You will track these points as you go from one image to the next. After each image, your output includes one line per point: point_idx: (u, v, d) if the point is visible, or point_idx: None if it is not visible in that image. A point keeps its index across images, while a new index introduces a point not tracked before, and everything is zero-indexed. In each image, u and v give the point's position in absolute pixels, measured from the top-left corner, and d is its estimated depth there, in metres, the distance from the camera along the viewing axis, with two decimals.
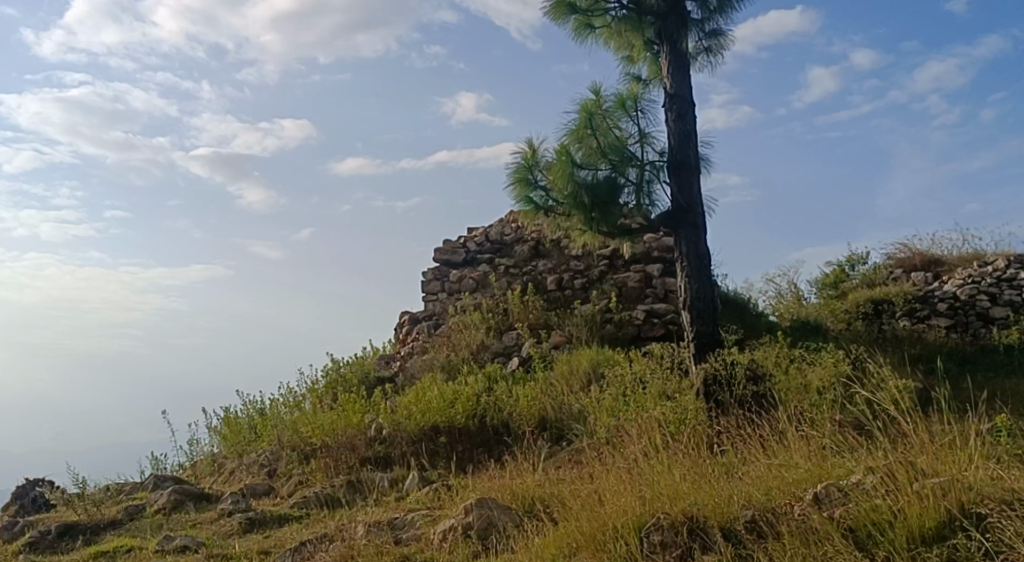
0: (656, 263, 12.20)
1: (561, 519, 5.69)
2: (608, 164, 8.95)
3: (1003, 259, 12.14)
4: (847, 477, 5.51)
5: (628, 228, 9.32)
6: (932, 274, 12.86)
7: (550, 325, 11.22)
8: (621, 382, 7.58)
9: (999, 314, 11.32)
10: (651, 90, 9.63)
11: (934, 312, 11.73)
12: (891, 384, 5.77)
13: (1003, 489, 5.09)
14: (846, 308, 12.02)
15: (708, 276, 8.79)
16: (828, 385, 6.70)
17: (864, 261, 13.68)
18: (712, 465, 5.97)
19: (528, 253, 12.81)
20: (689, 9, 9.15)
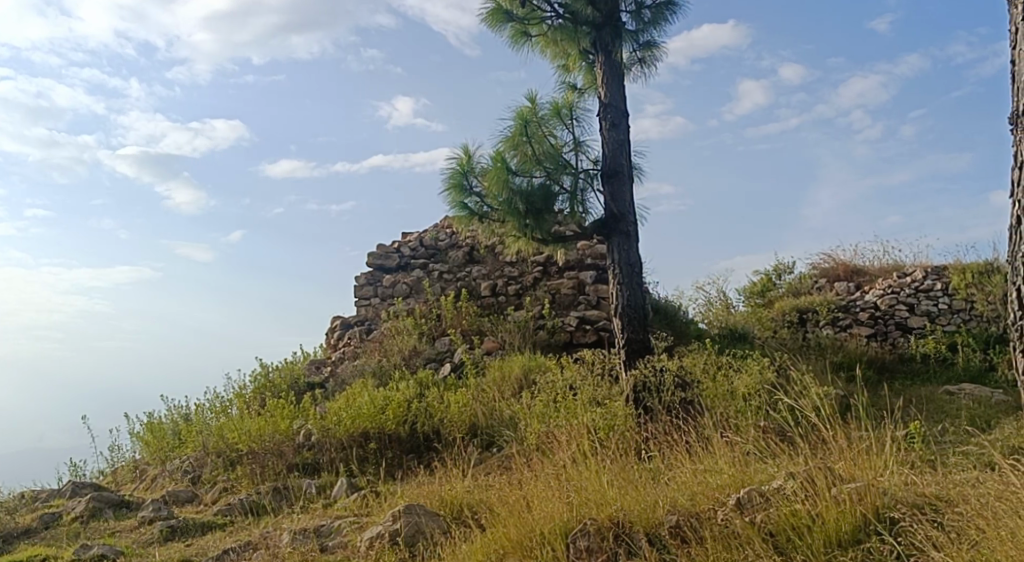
0: (589, 269, 12.29)
1: (489, 525, 5.72)
2: (542, 172, 9.00)
3: (921, 270, 12.51)
4: (769, 482, 5.65)
5: (562, 236, 9.36)
6: (854, 284, 13.23)
7: (482, 331, 11.22)
8: (552, 388, 7.59)
9: (917, 324, 11.69)
10: (586, 99, 9.72)
11: (856, 320, 12.06)
12: (813, 391, 5.90)
13: (915, 493, 5.39)
14: (772, 316, 12.30)
15: (639, 285, 8.88)
16: (754, 393, 6.72)
17: (790, 270, 13.98)
18: (639, 471, 6.05)
19: (461, 259, 12.81)
20: (623, 20, 9.28)
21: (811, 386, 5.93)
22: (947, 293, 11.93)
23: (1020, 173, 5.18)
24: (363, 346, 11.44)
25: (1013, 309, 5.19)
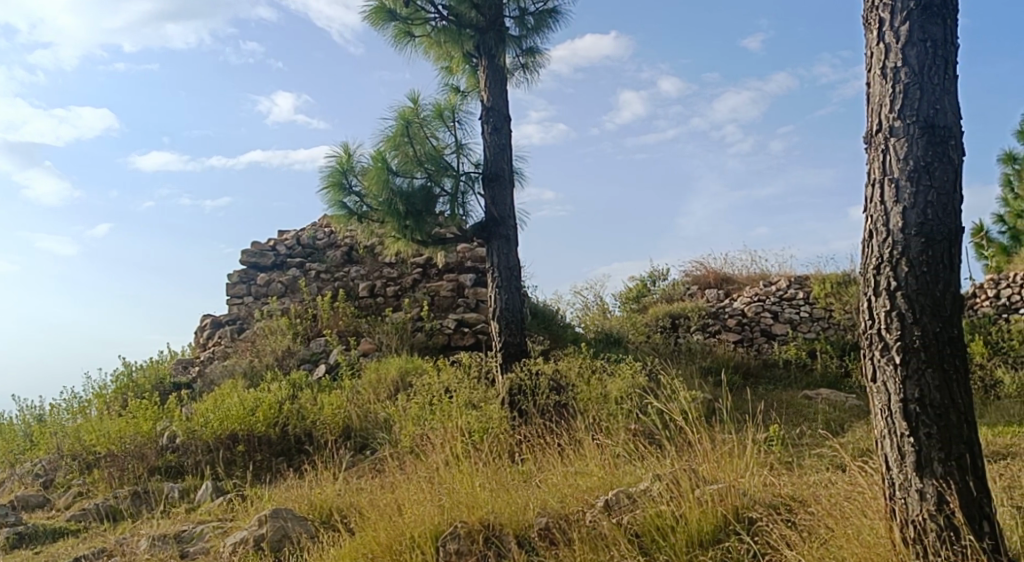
0: (469, 272, 12.44)
1: (358, 529, 5.64)
2: (423, 173, 9.00)
3: (784, 280, 13.15)
4: (636, 484, 5.76)
5: (442, 238, 9.36)
6: (723, 292, 13.75)
7: (359, 332, 11.12)
8: (428, 391, 7.56)
9: (779, 331, 12.25)
10: (468, 102, 9.83)
11: (725, 326, 12.49)
12: (681, 395, 6.05)
13: (772, 494, 5.63)
14: (647, 322, 12.57)
15: (517, 289, 8.97)
16: (625, 396, 6.98)
17: (664, 277, 14.38)
18: (511, 474, 6.07)
19: (340, 259, 12.68)
20: (507, 25, 9.40)
21: (680, 390, 6.10)
22: (807, 301, 12.62)
23: (873, 190, 5.43)
24: (234, 346, 11.16)
25: (863, 319, 5.45)
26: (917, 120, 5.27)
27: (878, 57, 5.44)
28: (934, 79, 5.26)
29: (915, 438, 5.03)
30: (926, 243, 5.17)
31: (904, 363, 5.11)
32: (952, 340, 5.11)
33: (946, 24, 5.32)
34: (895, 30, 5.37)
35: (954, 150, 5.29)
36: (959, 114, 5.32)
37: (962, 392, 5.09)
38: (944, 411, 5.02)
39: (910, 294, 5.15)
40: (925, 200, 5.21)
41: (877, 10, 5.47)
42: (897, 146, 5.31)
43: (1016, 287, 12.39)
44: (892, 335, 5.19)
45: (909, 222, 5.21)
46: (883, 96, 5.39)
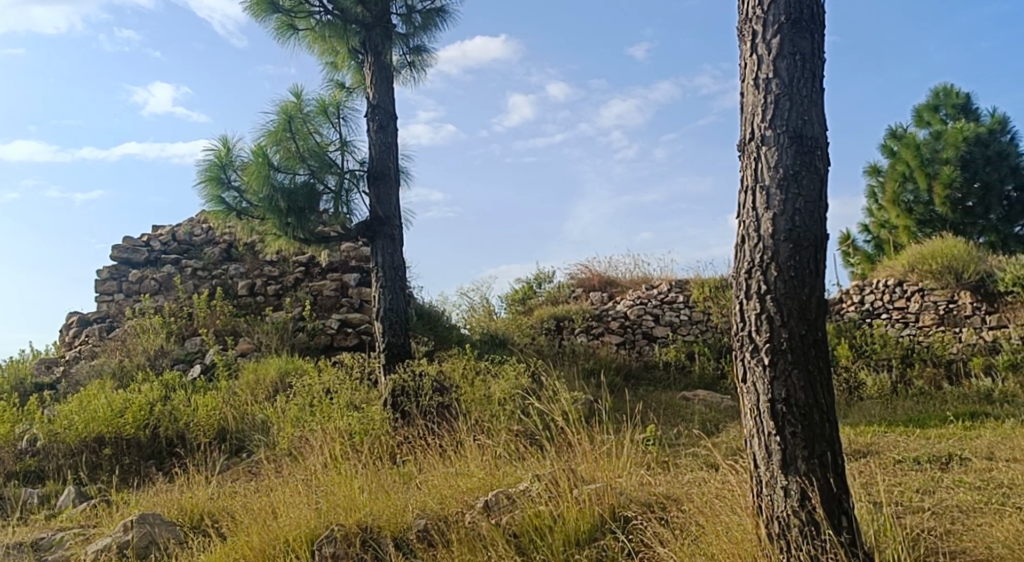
0: (353, 272, 12.49)
1: (230, 533, 5.47)
2: (306, 170, 8.93)
3: (666, 283, 13.34)
4: (516, 484, 5.77)
5: (325, 236, 9.29)
6: (607, 294, 14.03)
7: (237, 332, 10.90)
8: (308, 392, 7.39)
9: (660, 333, 12.67)
10: (353, 98, 9.79)
11: (608, 329, 12.82)
12: (562, 397, 6.10)
13: (648, 493, 5.75)
14: (531, 323, 12.69)
15: (401, 289, 8.98)
16: (509, 398, 6.98)
17: (550, 279, 14.39)
18: (391, 476, 6.01)
19: (218, 256, 12.44)
20: (394, 22, 9.54)
21: (564, 393, 6.14)
22: (688, 304, 12.90)
23: (746, 197, 5.59)
24: (102, 345, 10.74)
25: (735, 321, 5.60)
26: (787, 130, 5.46)
27: (751, 68, 5.61)
28: (803, 91, 5.46)
29: (781, 437, 5.20)
30: (794, 249, 5.36)
31: (772, 364, 5.28)
32: (817, 343, 5.31)
33: (814, 39, 5.51)
34: (767, 42, 5.55)
35: (820, 160, 5.49)
36: (825, 126, 5.54)
37: (825, 393, 5.28)
38: (808, 411, 5.20)
39: (779, 298, 5.33)
40: (793, 207, 5.41)
41: (751, 22, 5.63)
42: (769, 155, 5.49)
43: (878, 292, 13.01)
44: (762, 337, 5.36)
45: (778, 228, 5.40)
46: (756, 106, 5.57)
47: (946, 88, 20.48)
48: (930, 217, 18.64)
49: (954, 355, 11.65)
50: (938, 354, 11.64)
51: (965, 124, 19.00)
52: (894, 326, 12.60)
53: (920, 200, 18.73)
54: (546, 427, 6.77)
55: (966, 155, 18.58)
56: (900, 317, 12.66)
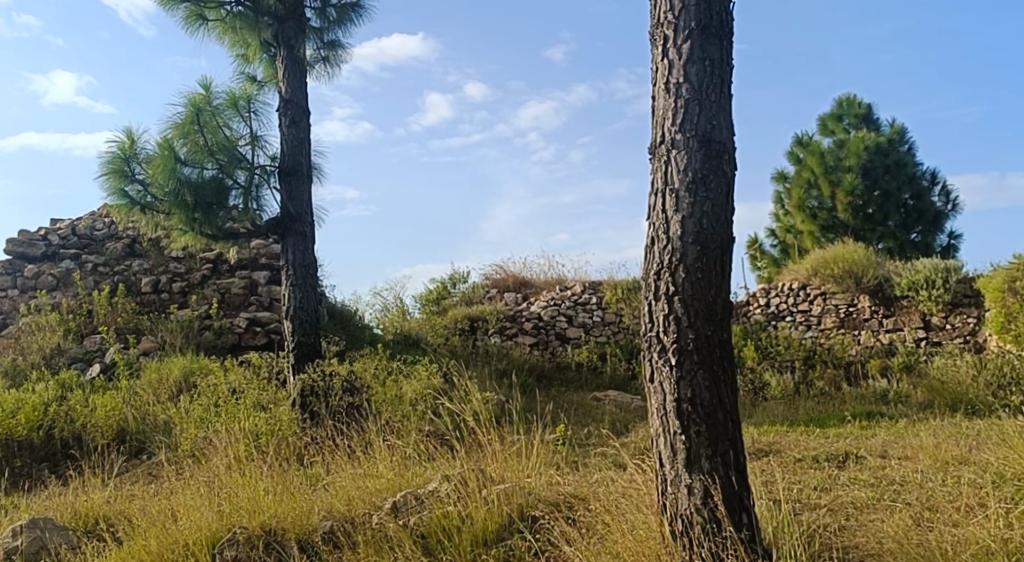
0: (263, 269, 12.44)
1: (126, 538, 5.31)
2: (214, 164, 8.82)
3: (579, 284, 13.53)
4: (424, 485, 5.72)
5: (234, 232, 9.20)
6: (521, 295, 14.15)
7: (140, 330, 10.67)
8: (213, 392, 7.23)
9: (573, 334, 12.83)
10: (265, 92, 9.72)
11: (522, 329, 12.90)
12: (474, 397, 6.07)
13: (557, 493, 5.77)
14: (445, 323, 12.66)
15: (312, 287, 9.00)
16: (421, 398, 6.98)
17: (464, 279, 14.36)
18: (298, 477, 5.91)
19: (121, 252, 12.16)
20: (307, 16, 9.47)
21: (476, 394, 6.12)
22: (601, 306, 13.11)
23: (656, 199, 5.64)
24: None
25: (644, 322, 5.66)
26: (695, 134, 5.51)
27: (662, 72, 5.61)
28: (712, 96, 5.50)
29: (686, 436, 5.27)
30: (701, 251, 5.43)
31: (679, 364, 5.35)
32: (722, 343, 5.40)
33: (722, 45, 5.54)
34: (677, 47, 5.56)
35: (727, 164, 5.56)
36: (733, 130, 5.61)
37: (729, 392, 5.37)
38: (712, 410, 5.28)
39: (686, 299, 5.40)
40: (700, 210, 5.48)
41: (662, 27, 5.63)
42: (678, 158, 5.54)
43: (783, 296, 13.42)
44: (669, 338, 5.42)
45: (686, 230, 5.46)
46: (666, 110, 5.58)
47: (849, 98, 21.37)
48: (833, 224, 19.59)
49: (852, 357, 11.93)
50: (837, 355, 11.93)
51: (866, 134, 19.90)
52: (798, 327, 12.96)
53: (823, 206, 19.74)
54: (457, 427, 6.77)
55: (868, 164, 19.37)
56: (803, 320, 13.02)
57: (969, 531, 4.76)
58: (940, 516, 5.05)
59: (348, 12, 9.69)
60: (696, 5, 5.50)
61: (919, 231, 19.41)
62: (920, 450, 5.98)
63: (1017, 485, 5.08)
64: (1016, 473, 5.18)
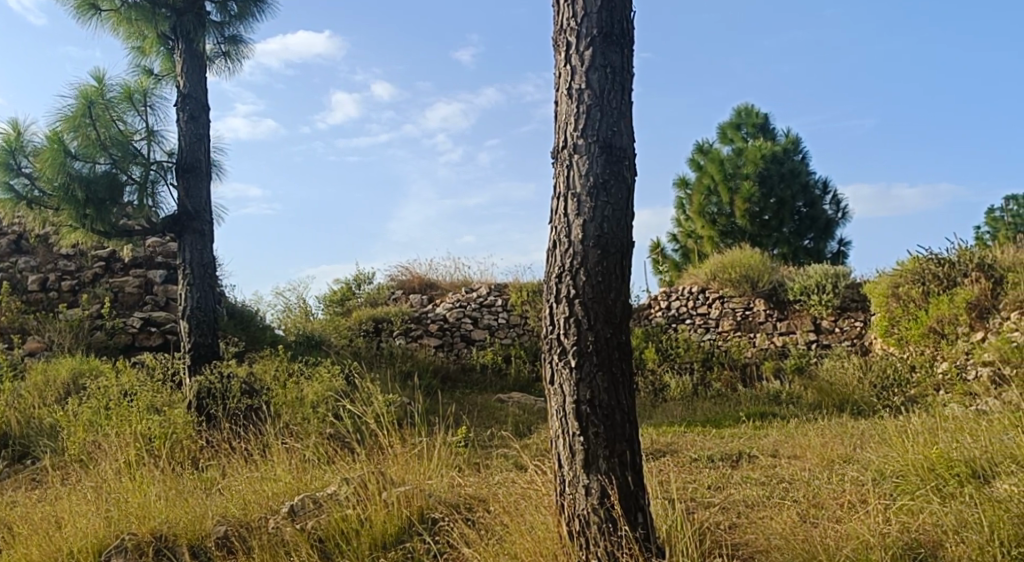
0: (159, 268, 12.19)
1: (5, 547, 5.10)
2: (107, 159, 8.58)
3: (486, 286, 13.63)
4: (323, 488, 5.63)
5: (128, 229, 8.96)
6: (427, 296, 14.13)
7: (26, 330, 10.38)
8: (104, 395, 6.97)
9: (478, 336, 12.92)
10: (162, 86, 9.56)
11: (427, 331, 12.91)
12: (376, 399, 6.01)
13: (458, 495, 5.77)
14: (349, 325, 12.51)
15: (210, 287, 8.84)
16: (322, 400, 6.91)
17: (370, 280, 14.29)
18: (192, 482, 5.78)
19: (6, 248, 11.74)
20: (209, 10, 9.35)
21: (377, 395, 6.06)
22: (506, 308, 13.26)
23: (558, 203, 5.62)
24: None
25: (545, 325, 5.65)
26: (597, 140, 5.52)
27: (565, 77, 5.63)
28: (613, 103, 5.54)
29: (584, 437, 5.29)
30: (602, 255, 5.45)
31: (579, 366, 5.37)
32: (621, 346, 5.45)
33: (624, 53, 5.60)
34: (580, 54, 5.58)
35: (628, 170, 5.60)
36: (634, 137, 5.66)
37: (626, 393, 5.43)
38: (610, 411, 5.33)
39: (586, 302, 5.43)
40: (601, 214, 5.49)
41: (565, 33, 5.65)
42: (580, 163, 5.54)
43: (684, 299, 13.72)
44: (569, 340, 5.43)
45: (588, 234, 5.47)
46: (569, 115, 5.59)
47: (748, 109, 22.33)
48: (731, 228, 20.38)
49: (749, 359, 12.22)
50: (734, 358, 12.26)
51: (764, 143, 20.90)
52: (697, 330, 13.26)
53: (722, 213, 20.54)
54: (358, 430, 6.73)
55: (764, 172, 20.41)
56: (703, 322, 13.31)
57: (850, 526, 4.89)
58: (824, 512, 5.21)
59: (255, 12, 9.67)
60: (598, 13, 5.55)
61: (812, 238, 20.37)
62: (807, 449, 6.19)
63: (896, 482, 5.29)
64: (895, 471, 5.41)
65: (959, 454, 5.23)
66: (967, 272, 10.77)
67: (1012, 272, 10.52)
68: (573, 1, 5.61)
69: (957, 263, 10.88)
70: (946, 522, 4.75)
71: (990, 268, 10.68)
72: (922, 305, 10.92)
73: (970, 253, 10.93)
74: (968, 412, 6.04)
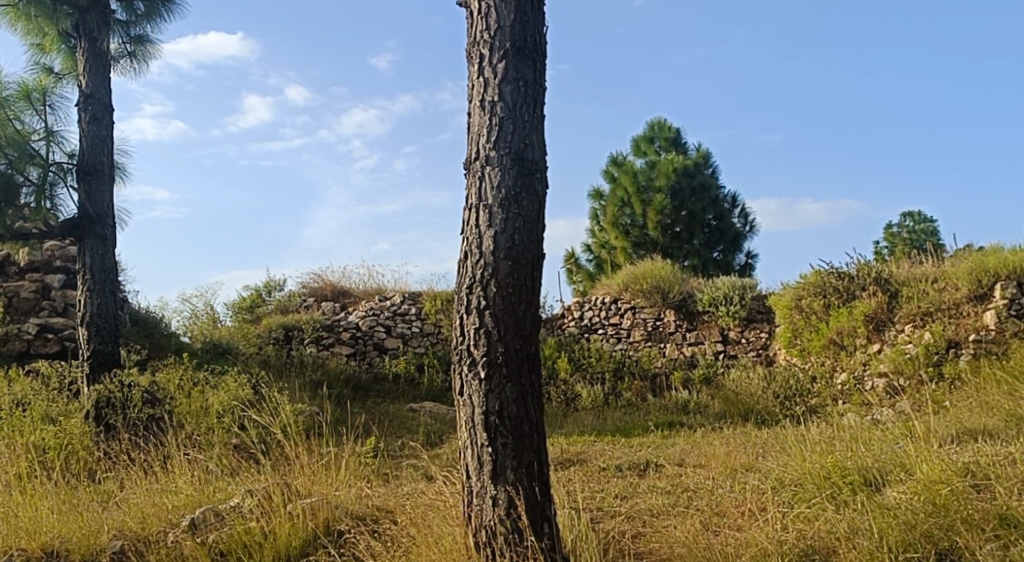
0: (57, 273, 11.74)
1: None
2: (3, 159, 8.27)
3: (399, 294, 13.55)
4: (226, 501, 5.49)
5: (24, 232, 8.65)
6: (339, 304, 13.98)
7: None
8: None
9: (391, 345, 12.86)
10: (63, 85, 9.21)
11: (339, 339, 12.82)
12: (284, 410, 5.91)
13: (366, 507, 5.71)
14: (258, 333, 12.37)
15: (111, 293, 8.73)
16: (228, 409, 6.77)
17: (280, 287, 14.24)
18: (87, 494, 5.60)
19: None
20: (115, 9, 9.18)
21: (287, 406, 5.97)
22: (420, 317, 13.17)
23: (469, 214, 5.59)
24: None
25: (455, 336, 5.61)
26: (509, 152, 5.52)
27: (477, 89, 5.62)
28: (525, 116, 5.55)
29: (492, 448, 5.27)
30: (513, 266, 5.44)
31: (488, 378, 5.35)
32: (530, 357, 5.45)
33: (536, 67, 5.62)
34: (493, 66, 5.57)
35: (539, 183, 5.61)
36: (545, 150, 5.67)
37: (535, 405, 5.43)
38: (518, 422, 5.32)
39: (497, 313, 5.40)
40: (513, 226, 5.48)
41: (478, 45, 5.64)
42: (491, 175, 5.52)
43: (595, 309, 13.92)
44: (479, 351, 5.40)
45: (499, 246, 5.45)
46: (481, 127, 5.58)
47: (660, 123, 22.84)
48: (643, 240, 20.81)
49: (658, 369, 12.51)
50: (644, 368, 12.51)
51: (675, 157, 21.42)
52: (609, 340, 13.42)
53: (635, 224, 20.90)
54: (264, 440, 6.65)
55: (675, 186, 20.89)
56: (614, 333, 13.52)
57: (750, 534, 4.97)
58: (726, 520, 5.31)
59: (168, 16, 9.57)
60: (511, 27, 5.56)
61: (720, 250, 20.94)
62: (712, 458, 6.32)
63: (795, 491, 5.43)
64: (793, 479, 5.56)
65: (853, 462, 5.41)
66: (865, 285, 11.17)
67: (906, 286, 10.91)
68: (486, 15, 5.61)
69: (856, 277, 11.25)
70: (840, 529, 4.87)
71: (887, 283, 11.09)
72: (823, 317, 11.27)
73: (869, 268, 11.30)
74: (865, 422, 6.26)
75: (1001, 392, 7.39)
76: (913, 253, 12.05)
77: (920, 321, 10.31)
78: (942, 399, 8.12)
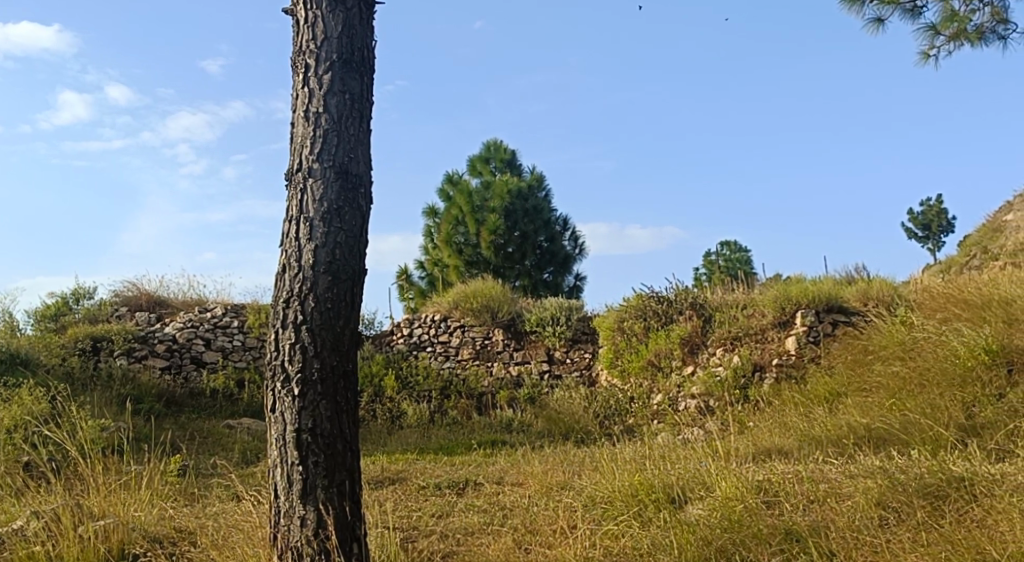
0: None
1: None
2: None
3: (221, 306, 13.22)
4: (8, 523, 5.11)
5: None
6: (155, 315, 13.41)
7: None
8: None
9: (209, 359, 12.46)
10: None
11: (152, 352, 12.35)
12: (81, 427, 5.60)
13: (166, 529, 5.45)
14: (63, 344, 11.81)
15: None
16: (17, 426, 6.53)
17: (90, 295, 13.50)
18: None
19: None
20: None
21: (84, 422, 5.67)
22: (242, 330, 12.89)
23: (290, 227, 5.43)
24: None
25: (271, 352, 5.40)
26: (333, 165, 5.42)
27: (302, 100, 5.50)
28: (350, 130, 5.48)
29: (303, 467, 5.10)
30: (332, 281, 5.31)
31: (302, 395, 5.17)
32: (347, 374, 5.32)
33: (363, 80, 5.57)
34: (318, 77, 5.48)
35: (363, 198, 5.55)
36: (370, 165, 5.61)
37: (350, 423, 5.31)
38: (331, 440, 5.17)
39: (314, 328, 5.25)
40: (335, 240, 5.36)
41: (304, 54, 5.54)
42: (314, 188, 5.40)
43: (425, 326, 13.95)
44: (294, 367, 5.22)
45: (318, 260, 5.32)
46: (304, 137, 5.45)
47: (496, 143, 23.33)
48: (476, 259, 20.97)
49: (485, 388, 12.56)
50: (471, 387, 12.54)
51: (510, 178, 21.89)
52: (437, 359, 13.49)
53: (468, 243, 21.05)
54: (56, 459, 6.37)
55: (509, 207, 21.33)
56: (442, 351, 13.59)
57: (559, 551, 5.00)
58: (537, 538, 5.34)
59: None
60: (338, 38, 5.48)
61: (551, 272, 21.40)
62: (530, 475, 6.43)
63: (604, 508, 5.55)
64: (604, 497, 5.69)
65: (659, 480, 5.60)
66: (682, 310, 11.66)
67: (719, 311, 11.43)
68: (312, 24, 5.52)
69: (674, 302, 11.75)
70: (643, 545, 4.95)
71: (701, 307, 11.61)
72: (643, 340, 11.75)
73: (686, 293, 11.83)
74: (675, 441, 6.56)
75: (799, 412, 7.94)
76: (729, 280, 12.73)
77: (729, 345, 10.90)
78: (746, 419, 8.55)
